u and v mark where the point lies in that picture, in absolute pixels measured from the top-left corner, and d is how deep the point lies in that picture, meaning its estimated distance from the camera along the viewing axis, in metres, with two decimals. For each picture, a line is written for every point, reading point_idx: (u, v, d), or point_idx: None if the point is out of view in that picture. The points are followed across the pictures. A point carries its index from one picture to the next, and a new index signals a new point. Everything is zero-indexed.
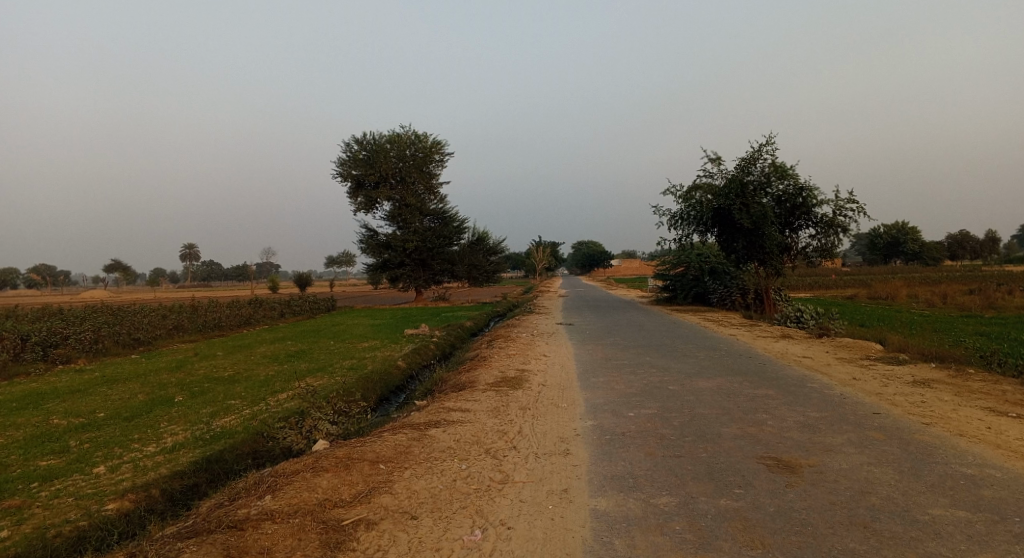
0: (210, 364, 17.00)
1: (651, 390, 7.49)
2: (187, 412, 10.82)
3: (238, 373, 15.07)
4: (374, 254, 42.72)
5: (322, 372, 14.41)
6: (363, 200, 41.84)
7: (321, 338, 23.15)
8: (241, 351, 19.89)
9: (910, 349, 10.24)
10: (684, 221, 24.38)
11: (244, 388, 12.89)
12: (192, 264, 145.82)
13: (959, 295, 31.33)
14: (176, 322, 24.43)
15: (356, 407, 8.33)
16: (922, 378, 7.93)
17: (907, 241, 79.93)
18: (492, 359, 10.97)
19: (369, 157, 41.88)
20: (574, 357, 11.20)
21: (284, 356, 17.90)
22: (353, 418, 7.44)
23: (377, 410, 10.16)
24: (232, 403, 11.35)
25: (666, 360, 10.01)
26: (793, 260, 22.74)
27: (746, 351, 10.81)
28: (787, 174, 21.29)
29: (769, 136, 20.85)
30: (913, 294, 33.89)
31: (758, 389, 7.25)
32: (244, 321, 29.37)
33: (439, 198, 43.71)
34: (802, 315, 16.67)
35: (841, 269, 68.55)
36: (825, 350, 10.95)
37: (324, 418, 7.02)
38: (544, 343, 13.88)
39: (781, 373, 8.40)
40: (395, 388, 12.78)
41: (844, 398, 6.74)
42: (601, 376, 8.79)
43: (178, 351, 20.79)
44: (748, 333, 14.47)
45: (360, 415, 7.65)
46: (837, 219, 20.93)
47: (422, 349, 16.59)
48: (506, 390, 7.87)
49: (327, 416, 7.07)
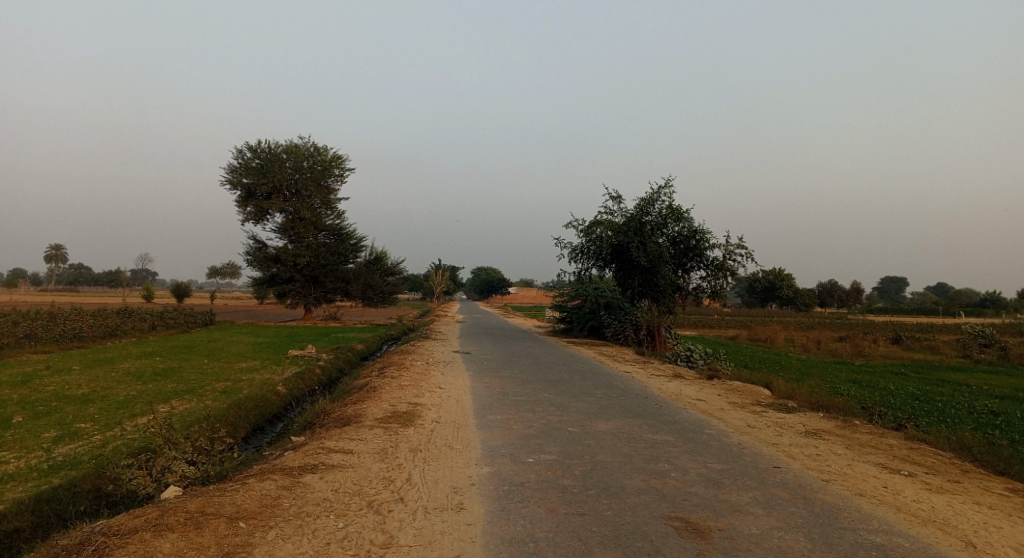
0: (63, 379, 14.43)
1: (551, 432, 7.18)
2: (25, 436, 8.89)
3: (96, 391, 12.86)
4: (261, 267, 39.74)
5: (190, 395, 12.64)
6: (252, 209, 38.96)
7: (194, 356, 20.70)
8: (100, 366, 17.18)
9: (797, 398, 10.88)
10: (584, 255, 24.97)
11: (100, 409, 10.93)
12: (52, 265, 128.31)
13: (827, 342, 34.86)
14: (26, 328, 20.79)
15: (224, 442, 7.19)
16: (811, 428, 8.35)
17: (782, 288, 88.93)
18: (382, 390, 10.14)
19: (262, 165, 39.27)
20: (472, 390, 10.69)
21: (150, 375, 15.65)
22: (214, 458, 6.34)
23: (247, 447, 8.91)
24: (82, 427, 9.51)
25: (565, 398, 9.79)
26: (684, 300, 24.00)
27: (644, 391, 10.92)
28: (682, 217, 22.54)
29: (668, 179, 22.03)
30: (787, 338, 37.27)
31: (658, 435, 7.17)
32: (109, 332, 25.68)
33: (337, 214, 41.77)
34: (692, 355, 17.45)
35: (725, 311, 74.61)
36: (717, 393, 11.35)
37: (177, 456, 5.86)
38: (439, 372, 13.23)
39: (680, 417, 8.48)
40: (271, 418, 11.44)
41: (744, 450, 6.82)
42: (498, 413, 8.34)
43: (24, 362, 17.60)
44: (642, 370, 14.79)
45: (223, 455, 6.55)
46: (725, 263, 22.47)
47: (307, 374, 15.21)
48: (396, 428, 7.17)
49: (182, 455, 5.94)
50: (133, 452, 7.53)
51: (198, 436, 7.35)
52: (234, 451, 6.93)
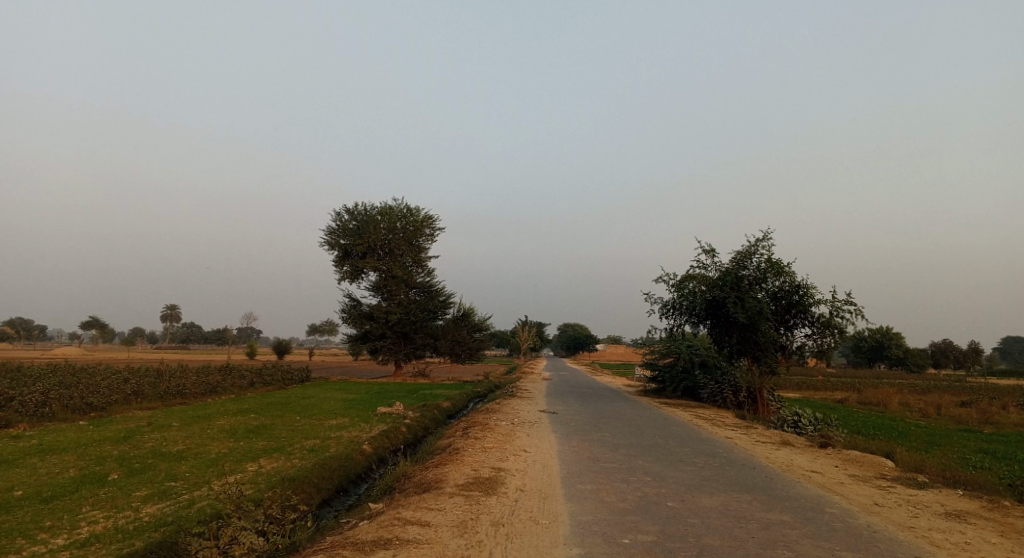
0: (162, 436, 15.35)
1: (647, 507, 6.43)
2: (119, 495, 9.34)
3: (189, 449, 13.51)
4: (355, 325, 41.60)
5: (279, 453, 12.93)
6: (348, 269, 41.39)
7: (286, 412, 21.49)
8: (199, 423, 18.19)
9: (931, 471, 9.26)
10: (676, 311, 23.89)
11: (191, 467, 11.39)
12: (174, 326, 142.54)
13: (955, 407, 30.43)
14: (135, 387, 22.67)
15: (296, 510, 7.06)
16: (952, 508, 6.95)
17: (892, 346, 80.35)
18: (465, 452, 9.79)
19: (358, 228, 41.88)
20: (559, 454, 10.05)
21: (243, 432, 16.30)
22: (286, 527, 6.18)
23: (326, 513, 8.78)
24: (171, 485, 9.89)
25: (661, 466, 8.91)
26: (788, 360, 22.03)
27: (749, 461, 9.75)
28: (784, 271, 21.04)
29: (767, 232, 20.83)
30: (906, 402, 33.01)
31: (771, 514, 6.20)
32: (210, 389, 27.53)
33: (426, 272, 43.23)
34: (800, 420, 15.67)
35: (827, 370, 68.20)
36: (833, 463, 9.94)
37: (248, 525, 5.76)
38: (524, 434, 12.68)
39: (793, 492, 7.39)
40: (354, 479, 11.37)
41: (874, 534, 5.70)
42: (588, 482, 7.67)
43: (131, 419, 19.02)
44: (745, 436, 13.39)
45: (297, 524, 6.39)
46: (833, 320, 20.49)
47: (391, 432, 15.23)
48: (478, 497, 6.72)
49: (255, 523, 5.84)
50: (204, 517, 7.60)
51: (274, 502, 7.29)
52: (308, 519, 6.78)
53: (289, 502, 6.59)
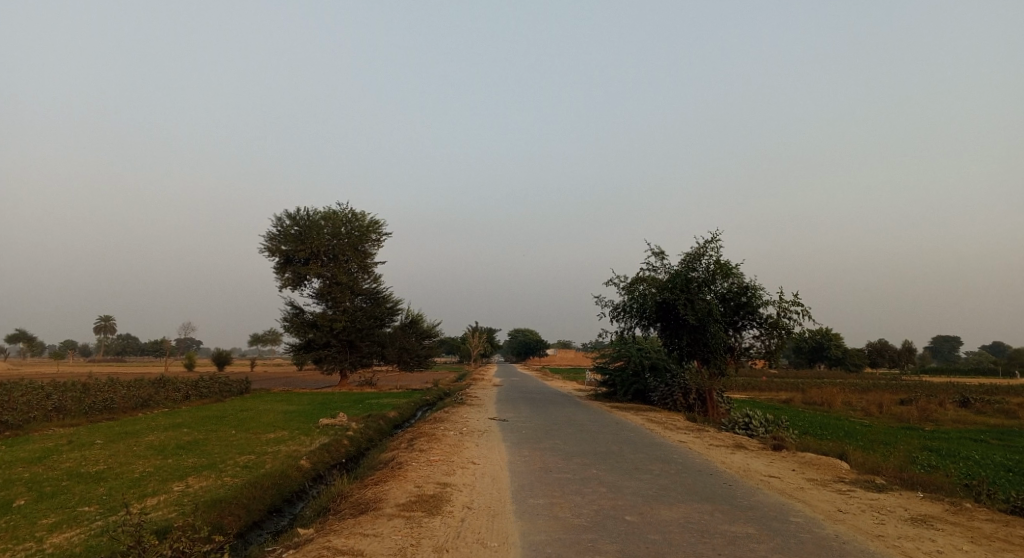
0: (81, 454, 13.82)
1: (605, 522, 5.96)
2: (20, 524, 8.08)
3: (110, 468, 12.14)
4: (298, 333, 39.79)
5: (210, 471, 11.78)
6: (291, 275, 39.63)
7: (222, 426, 20.02)
8: (125, 440, 16.59)
9: (886, 473, 9.26)
10: (626, 314, 23.91)
11: (109, 489, 10.14)
12: (105, 337, 133.57)
13: (893, 405, 31.76)
14: (55, 402, 20.64)
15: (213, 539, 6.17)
16: (916, 513, 6.84)
17: (831, 347, 84.34)
18: (409, 466, 9.08)
19: (301, 232, 40.18)
20: (509, 465, 9.49)
21: (173, 448, 14.92)
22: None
23: (251, 543, 7.84)
24: (84, 510, 8.68)
25: (617, 476, 8.49)
26: (737, 361, 22.34)
27: (706, 467, 9.49)
28: (730, 272, 21.37)
29: (714, 234, 21.14)
30: (847, 401, 34.29)
31: (735, 527, 5.85)
32: (140, 403, 25.42)
33: (373, 278, 41.96)
34: (751, 422, 15.72)
35: (773, 373, 70.69)
36: (790, 467, 9.80)
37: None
38: (473, 444, 12.04)
39: (755, 500, 7.10)
40: (289, 498, 10.43)
41: (845, 546, 5.43)
42: (541, 496, 7.13)
43: (46, 437, 17.19)
44: (698, 440, 13.24)
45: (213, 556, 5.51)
46: (779, 320, 20.92)
47: (333, 446, 14.27)
48: (420, 518, 6.07)
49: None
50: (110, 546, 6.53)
51: (188, 529, 6.37)
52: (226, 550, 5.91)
53: (204, 530, 5.73)
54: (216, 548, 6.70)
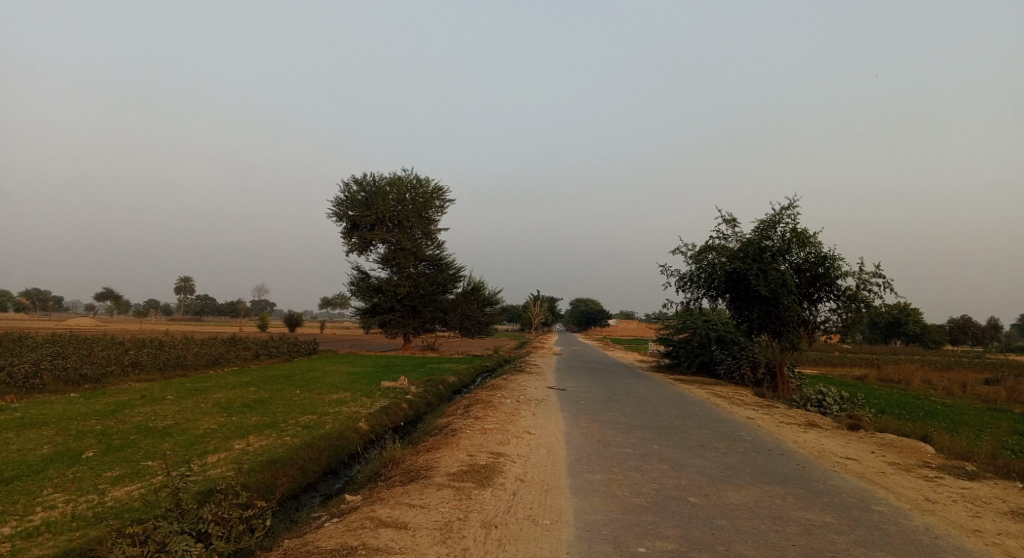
0: (153, 409, 14.79)
1: (666, 504, 5.57)
2: (87, 476, 8.63)
3: (177, 424, 12.89)
4: (364, 297, 41.07)
5: (271, 430, 12.29)
6: (356, 241, 40.67)
7: (287, 386, 20.96)
8: (195, 396, 17.62)
9: (984, 459, 8.31)
10: (693, 283, 22.91)
11: (174, 445, 10.71)
12: (188, 299, 143.96)
13: (982, 385, 29.21)
14: (132, 357, 22.25)
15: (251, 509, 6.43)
16: (1018, 506, 5.82)
17: (909, 322, 78.65)
18: (463, 434, 9.00)
19: (367, 198, 40.91)
20: (566, 437, 9.24)
21: (239, 406, 15.71)
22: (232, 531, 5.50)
23: (306, 507, 8.05)
24: (147, 465, 9.20)
25: (680, 452, 8.04)
26: (811, 335, 20.96)
27: (777, 446, 8.84)
28: (808, 241, 19.82)
29: (794, 200, 19.55)
30: (929, 380, 31.84)
31: (811, 514, 5.30)
32: (212, 361, 27.11)
33: (436, 244, 42.35)
34: (824, 399, 14.70)
35: (843, 348, 66.93)
36: (871, 449, 8.99)
37: (183, 528, 5.15)
38: (530, 413, 11.88)
39: (834, 485, 6.47)
40: (346, 460, 10.73)
41: (943, 542, 4.79)
42: (598, 472, 6.81)
43: (125, 391, 18.54)
44: (767, 417, 12.51)
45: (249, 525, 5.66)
46: (858, 293, 19.33)
47: (392, 409, 14.58)
48: (470, 490, 5.92)
49: (186, 526, 5.16)
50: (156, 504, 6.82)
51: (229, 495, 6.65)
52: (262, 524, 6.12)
53: (241, 498, 5.99)
54: (263, 512, 7.03)
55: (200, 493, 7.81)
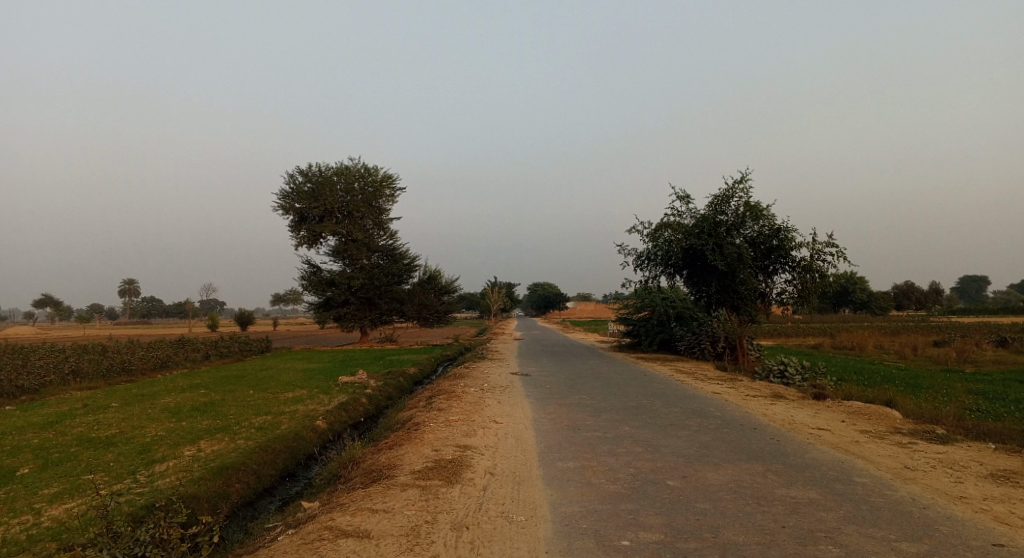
0: (94, 418, 13.66)
1: (646, 489, 5.29)
2: (19, 494, 7.71)
3: (122, 432, 11.89)
4: (317, 291, 39.61)
5: (224, 433, 11.49)
6: (306, 234, 39.08)
7: (242, 386, 19.91)
8: (142, 402, 16.44)
9: (946, 420, 8.46)
10: (651, 262, 23.02)
11: (118, 455, 9.81)
12: (131, 301, 136.60)
13: (925, 348, 30.75)
14: (72, 365, 20.70)
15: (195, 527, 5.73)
16: (994, 468, 5.83)
17: (854, 291, 82.55)
18: (426, 427, 8.50)
19: (314, 189, 39.31)
20: (534, 424, 8.89)
21: (190, 410, 14.72)
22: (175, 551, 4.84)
23: (258, 518, 7.40)
24: (88, 478, 8.31)
25: (652, 433, 7.81)
26: (767, 308, 21.41)
27: (747, 420, 8.76)
28: (762, 215, 20.14)
29: (745, 174, 19.85)
30: (877, 345, 33.32)
31: (794, 491, 5.12)
32: (160, 364, 25.52)
33: (390, 233, 41.25)
34: (786, 370, 14.93)
35: (795, 319, 69.72)
36: (838, 418, 9.04)
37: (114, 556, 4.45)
38: (495, 401, 11.48)
39: (811, 458, 6.35)
40: (302, 463, 10.07)
41: (927, 512, 4.65)
42: (571, 459, 6.48)
43: (64, 401, 17.14)
44: (733, 391, 12.56)
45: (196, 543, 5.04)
46: (813, 263, 19.81)
47: (352, 404, 13.94)
48: (436, 488, 5.46)
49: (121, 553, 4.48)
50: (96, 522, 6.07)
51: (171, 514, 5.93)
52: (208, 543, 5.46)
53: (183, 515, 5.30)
54: (210, 527, 6.33)
55: (141, 508, 7.03)
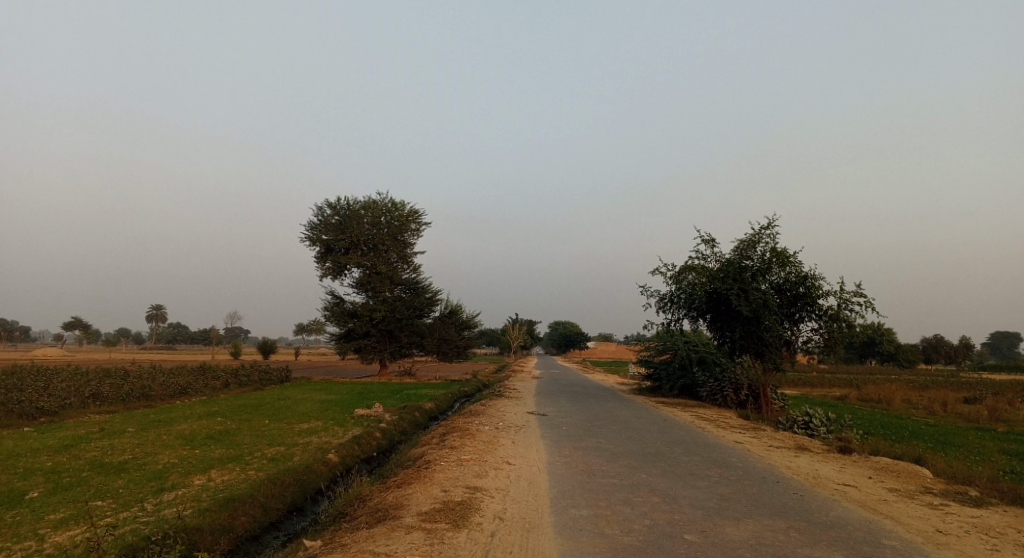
0: (110, 443, 13.77)
1: (660, 542, 5.07)
2: (27, 519, 7.74)
3: (135, 459, 11.93)
4: (338, 322, 39.99)
5: (235, 463, 11.45)
6: (331, 265, 39.78)
7: (256, 416, 19.93)
8: (158, 429, 16.54)
9: (983, 481, 8.01)
10: (673, 304, 22.73)
11: (128, 482, 9.82)
12: (158, 327, 139.64)
13: (961, 403, 29.44)
14: (94, 388, 21.04)
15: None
16: None
17: (883, 341, 80.14)
18: (437, 466, 8.35)
19: (341, 222, 40.23)
20: (547, 467, 8.67)
21: (203, 438, 14.74)
22: None
23: (261, 555, 7.27)
24: (97, 505, 8.31)
25: (670, 482, 7.53)
26: (793, 356, 20.83)
27: (770, 473, 8.40)
28: (788, 261, 19.82)
29: (771, 220, 19.66)
30: (909, 399, 32.02)
31: (818, 552, 4.84)
32: (179, 391, 25.79)
33: (412, 267, 41.72)
34: (811, 421, 14.38)
35: (822, 369, 67.66)
36: (867, 474, 8.61)
37: None
38: (509, 442, 11.26)
39: (837, 516, 6.03)
40: (311, 498, 9.95)
41: None
42: (583, 506, 6.27)
43: (82, 424, 17.33)
44: (756, 441, 12.12)
45: None
46: (840, 312, 19.31)
47: (364, 439, 13.82)
48: (443, 532, 5.31)
49: None
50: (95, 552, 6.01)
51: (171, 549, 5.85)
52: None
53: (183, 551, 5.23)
54: None
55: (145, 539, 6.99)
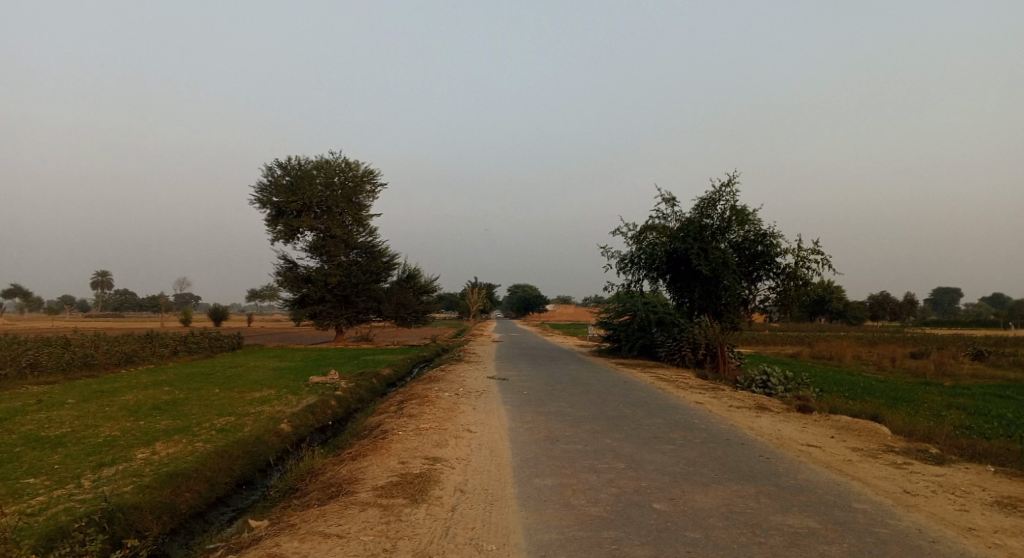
0: (47, 415, 12.79)
1: (630, 513, 4.82)
2: None
3: (74, 432, 11.06)
4: (292, 288, 38.61)
5: (182, 435, 10.76)
6: (282, 228, 38.09)
7: (208, 384, 19.03)
8: (102, 399, 15.55)
9: (940, 438, 8.18)
10: (634, 265, 22.69)
11: (67, 457, 9.03)
12: (104, 294, 132.94)
13: (905, 359, 30.97)
14: (31, 358, 19.66)
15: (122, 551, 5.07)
16: (1000, 495, 5.48)
17: (832, 302, 83.85)
18: (394, 436, 7.93)
19: (292, 183, 38.32)
20: (510, 434, 8.38)
21: (150, 408, 13.89)
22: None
23: (205, 535, 6.74)
24: (28, 483, 7.54)
25: (636, 447, 7.35)
26: (750, 314, 21.22)
27: (735, 435, 8.36)
28: (748, 219, 19.94)
29: (733, 177, 19.63)
30: (857, 356, 33.48)
31: (790, 519, 4.68)
32: (125, 360, 24.42)
33: (368, 230, 40.41)
34: (768, 380, 14.66)
35: (776, 327, 70.43)
36: (829, 433, 8.68)
37: None
38: (469, 408, 10.94)
39: (805, 479, 5.94)
40: (262, 471, 9.39)
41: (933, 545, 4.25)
42: (548, 475, 5.99)
43: (18, 396, 16.14)
44: (716, 401, 12.20)
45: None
46: (798, 270, 19.64)
47: (320, 407, 13.28)
48: (399, 508, 4.92)
49: None
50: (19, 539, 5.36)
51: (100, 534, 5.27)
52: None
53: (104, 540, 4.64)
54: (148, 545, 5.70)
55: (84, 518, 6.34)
